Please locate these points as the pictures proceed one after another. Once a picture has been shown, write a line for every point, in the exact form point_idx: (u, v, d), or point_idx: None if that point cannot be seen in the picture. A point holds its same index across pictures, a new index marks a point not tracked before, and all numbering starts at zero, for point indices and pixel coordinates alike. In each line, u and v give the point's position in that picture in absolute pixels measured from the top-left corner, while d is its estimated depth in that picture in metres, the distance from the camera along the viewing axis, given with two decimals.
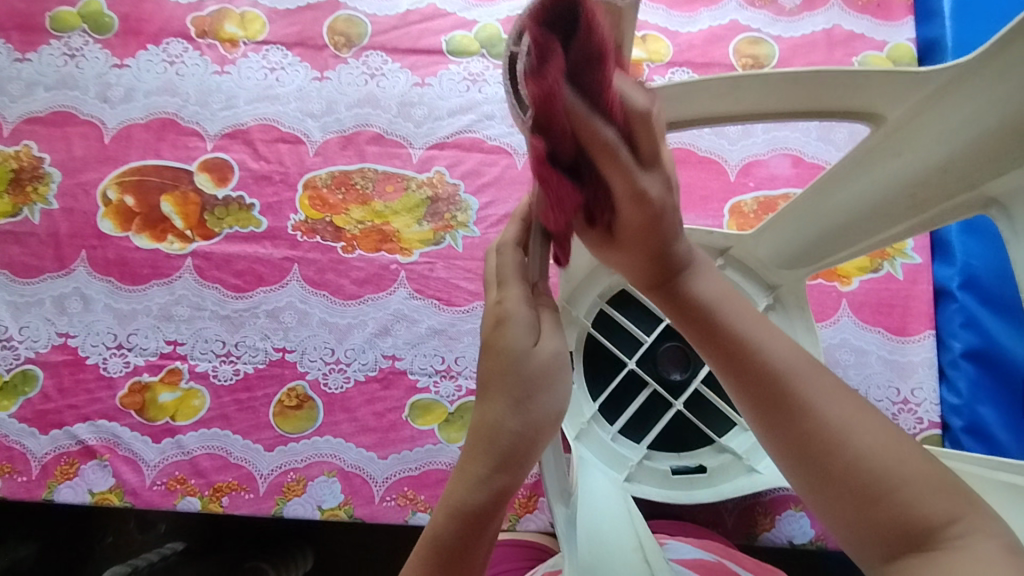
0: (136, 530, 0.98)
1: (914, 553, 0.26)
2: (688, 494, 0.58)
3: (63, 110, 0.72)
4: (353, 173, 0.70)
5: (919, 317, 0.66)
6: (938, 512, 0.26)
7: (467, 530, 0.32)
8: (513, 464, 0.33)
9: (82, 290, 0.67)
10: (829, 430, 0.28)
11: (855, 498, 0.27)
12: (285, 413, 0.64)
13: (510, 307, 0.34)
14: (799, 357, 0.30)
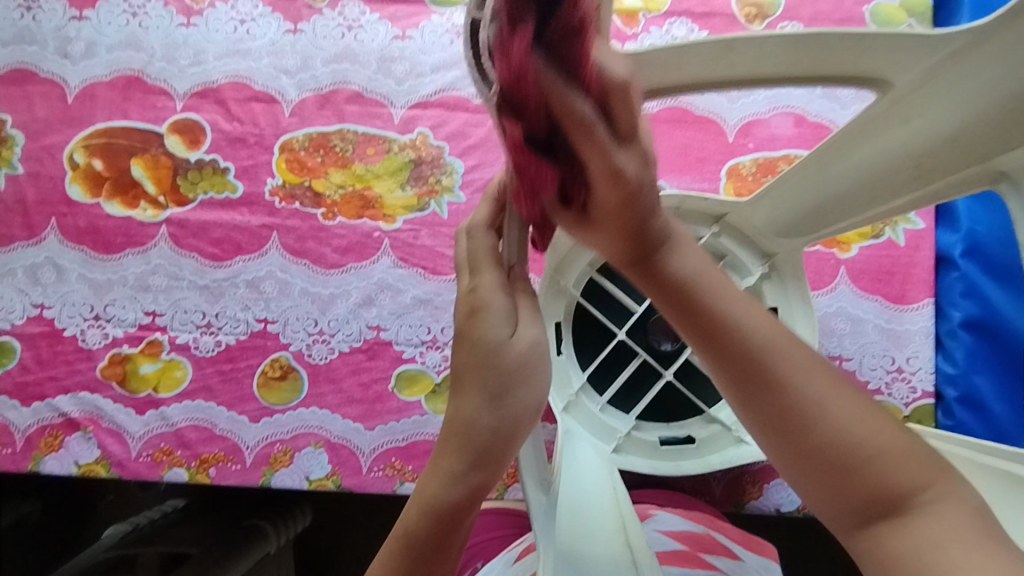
0: (136, 488, 0.99)
1: (885, 520, 0.28)
2: (677, 466, 0.57)
3: (22, 67, 0.67)
4: (331, 135, 0.67)
5: (919, 284, 0.64)
6: (907, 483, 0.28)
7: (441, 525, 0.31)
8: (491, 460, 0.32)
9: (54, 260, 0.65)
10: (821, 417, 0.29)
11: (832, 473, 0.29)
12: (269, 384, 0.63)
13: (485, 296, 0.33)
14: (781, 332, 0.30)
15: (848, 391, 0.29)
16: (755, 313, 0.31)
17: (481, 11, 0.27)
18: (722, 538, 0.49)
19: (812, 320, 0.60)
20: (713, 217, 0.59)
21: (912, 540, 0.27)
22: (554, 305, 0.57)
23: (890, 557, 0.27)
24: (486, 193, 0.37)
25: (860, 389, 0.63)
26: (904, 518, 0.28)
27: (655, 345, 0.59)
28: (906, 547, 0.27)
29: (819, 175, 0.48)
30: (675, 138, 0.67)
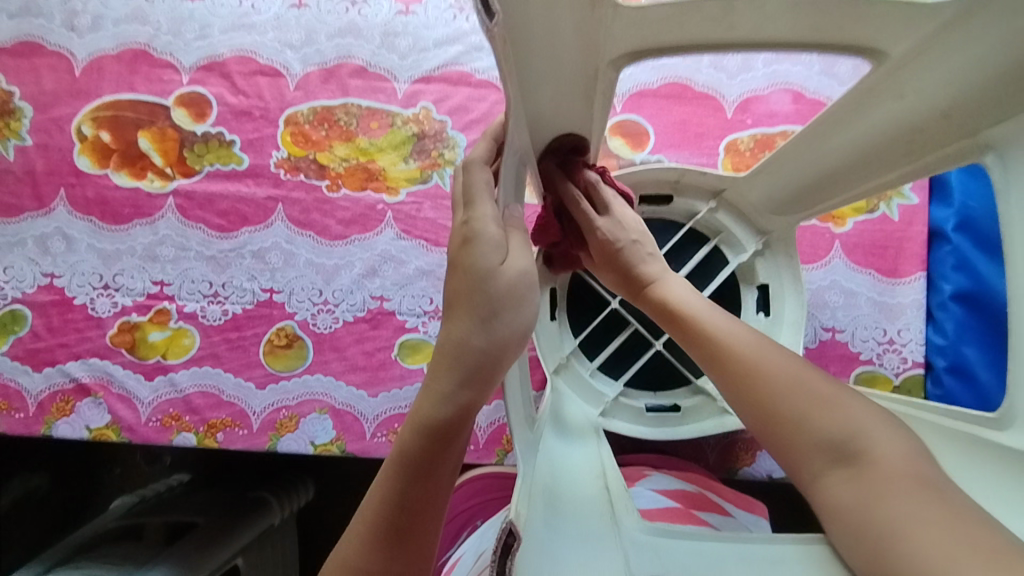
0: (142, 462, 1.01)
1: (837, 470, 0.37)
2: (662, 432, 0.58)
3: (30, 40, 0.68)
4: (335, 108, 0.68)
5: (911, 258, 0.65)
6: (848, 443, 0.37)
7: (432, 444, 0.33)
8: (480, 380, 0.33)
9: (64, 230, 0.66)
10: (771, 383, 0.40)
11: (782, 426, 0.39)
12: (274, 352, 0.65)
13: (476, 227, 0.34)
14: (735, 322, 0.44)
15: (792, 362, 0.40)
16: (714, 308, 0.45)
17: None
18: (714, 498, 0.51)
19: (800, 302, 0.60)
20: (710, 192, 0.60)
21: (856, 482, 0.36)
22: (551, 271, 0.59)
23: (840, 502, 0.36)
24: (486, 133, 0.39)
25: (852, 360, 0.65)
26: (852, 472, 0.36)
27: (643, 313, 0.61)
28: (851, 494, 0.36)
29: (815, 151, 0.49)
30: (673, 113, 0.68)
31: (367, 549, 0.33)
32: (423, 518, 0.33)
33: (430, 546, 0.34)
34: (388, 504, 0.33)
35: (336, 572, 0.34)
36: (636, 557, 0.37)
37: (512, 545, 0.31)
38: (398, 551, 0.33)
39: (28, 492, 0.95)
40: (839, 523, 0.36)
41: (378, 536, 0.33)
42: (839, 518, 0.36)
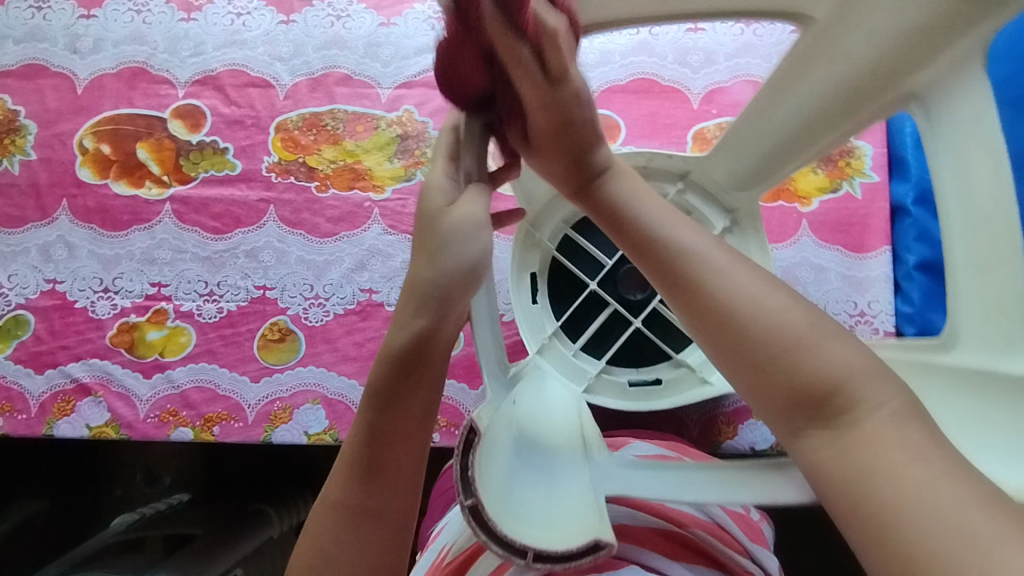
0: (143, 483, 0.98)
1: (817, 425, 0.29)
2: (643, 405, 0.61)
3: (35, 63, 0.73)
4: (323, 115, 0.72)
5: (876, 233, 0.68)
6: (834, 381, 0.29)
7: (400, 378, 0.36)
8: (429, 308, 0.36)
9: (66, 238, 0.69)
10: (747, 314, 0.31)
11: (755, 368, 0.30)
12: (268, 346, 0.67)
13: (432, 179, 0.40)
14: (713, 245, 0.34)
15: (768, 287, 0.32)
16: (679, 228, 0.35)
17: None
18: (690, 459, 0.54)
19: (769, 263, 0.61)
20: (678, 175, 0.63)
21: (839, 442, 0.28)
22: (529, 257, 0.63)
23: (822, 466, 0.29)
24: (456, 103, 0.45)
25: None
26: (833, 429, 0.29)
27: (619, 291, 0.63)
28: (837, 455, 0.28)
29: (768, 119, 0.52)
30: (642, 107, 0.72)
31: (343, 483, 0.37)
32: (390, 454, 0.37)
33: (403, 476, 0.37)
34: (360, 440, 0.37)
35: (324, 515, 0.38)
36: (606, 484, 0.38)
37: (472, 440, 0.37)
38: (368, 486, 0.37)
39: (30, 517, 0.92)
40: (827, 494, 0.29)
41: (352, 469, 0.37)
42: (822, 484, 0.29)
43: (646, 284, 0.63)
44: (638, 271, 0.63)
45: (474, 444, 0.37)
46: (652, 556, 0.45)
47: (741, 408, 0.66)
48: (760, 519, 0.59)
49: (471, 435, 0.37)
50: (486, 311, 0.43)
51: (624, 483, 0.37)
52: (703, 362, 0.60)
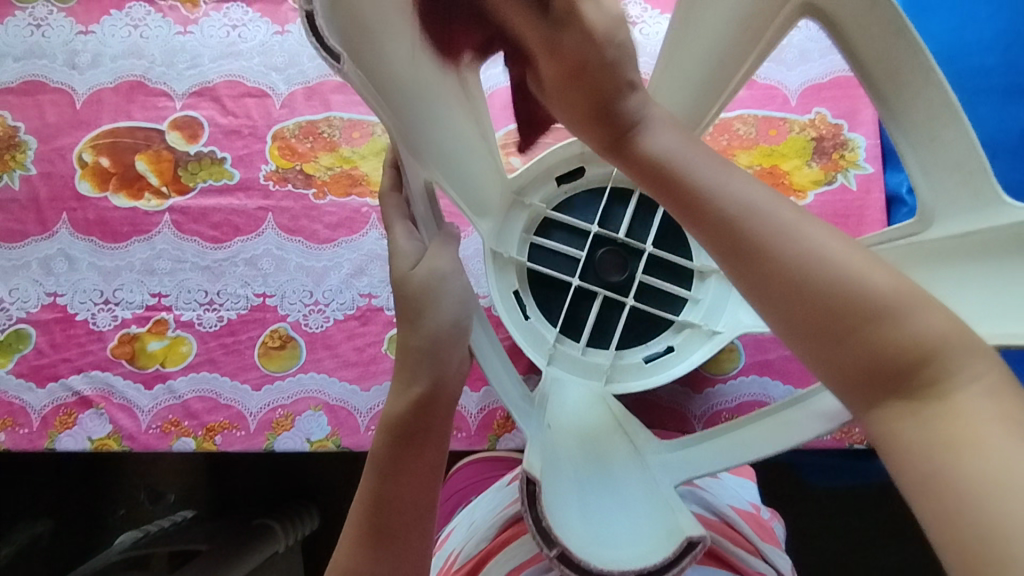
0: (147, 501, 0.96)
1: (899, 396, 0.27)
2: (666, 376, 0.60)
3: (34, 79, 0.73)
4: (319, 122, 0.72)
5: (874, 224, 0.68)
6: (921, 348, 0.27)
7: (401, 449, 0.39)
8: (420, 372, 0.39)
9: (66, 251, 0.70)
10: (826, 277, 0.28)
11: (833, 337, 0.27)
12: (269, 353, 0.67)
13: (396, 244, 0.42)
14: (772, 198, 0.30)
15: (849, 247, 0.28)
16: (733, 178, 0.30)
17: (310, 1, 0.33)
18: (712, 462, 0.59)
19: None
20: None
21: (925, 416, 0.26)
22: (504, 275, 0.61)
23: (901, 441, 0.27)
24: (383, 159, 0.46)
25: None
26: (915, 403, 0.27)
27: (605, 283, 0.62)
28: (918, 426, 0.26)
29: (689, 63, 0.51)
30: None
31: (357, 553, 0.38)
32: (400, 522, 0.38)
33: (412, 543, 0.39)
34: (367, 510, 0.39)
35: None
36: (665, 474, 0.42)
37: (535, 492, 0.36)
38: (380, 553, 0.38)
39: (33, 541, 0.93)
40: (897, 467, 0.27)
41: (364, 538, 0.38)
42: (899, 460, 0.27)
43: (622, 266, 0.62)
44: (613, 253, 0.62)
45: (537, 495, 0.36)
46: None
47: (746, 402, 0.66)
48: (772, 519, 0.59)
49: (534, 488, 0.36)
50: (479, 328, 0.43)
51: (679, 469, 0.42)
52: (704, 315, 0.60)
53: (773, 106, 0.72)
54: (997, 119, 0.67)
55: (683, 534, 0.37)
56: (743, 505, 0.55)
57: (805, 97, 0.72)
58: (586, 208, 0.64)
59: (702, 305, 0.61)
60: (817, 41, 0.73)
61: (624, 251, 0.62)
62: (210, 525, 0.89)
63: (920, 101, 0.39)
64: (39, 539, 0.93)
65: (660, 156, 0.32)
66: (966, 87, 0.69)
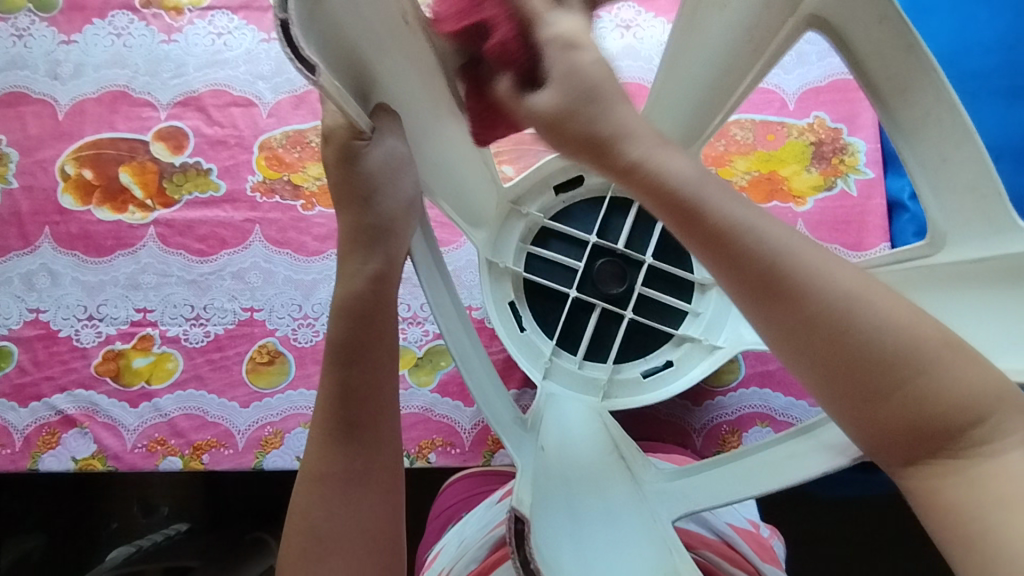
0: (139, 515, 0.94)
1: (938, 456, 0.26)
2: (664, 393, 0.58)
3: (16, 90, 0.72)
4: (308, 131, 0.71)
5: (874, 231, 0.66)
6: (971, 408, 0.26)
7: (357, 326, 0.40)
8: (376, 316, 0.40)
9: (49, 266, 0.68)
10: (870, 335, 0.26)
11: (879, 397, 0.26)
12: (257, 369, 0.66)
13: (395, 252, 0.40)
14: (796, 239, 0.28)
15: (888, 295, 0.27)
16: (768, 221, 0.28)
17: (286, 12, 0.27)
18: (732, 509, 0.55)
19: None
20: None
21: (963, 477, 0.26)
22: (500, 288, 0.60)
23: (943, 500, 0.26)
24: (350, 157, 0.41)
25: None
26: (957, 458, 0.26)
27: (603, 296, 0.60)
28: (964, 487, 0.26)
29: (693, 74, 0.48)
30: None
31: (324, 456, 0.41)
32: (367, 413, 0.40)
33: (377, 452, 0.41)
34: (334, 409, 0.40)
35: (302, 500, 0.41)
36: (664, 508, 0.41)
37: (523, 530, 0.33)
38: (353, 445, 0.41)
39: (24, 557, 0.89)
40: (940, 526, 0.27)
41: (331, 440, 0.41)
42: (957, 515, 0.26)
43: (622, 280, 0.60)
44: (612, 265, 0.60)
45: (526, 535, 0.33)
46: None
47: (746, 415, 0.64)
48: (773, 537, 0.57)
49: (520, 528, 0.34)
50: (468, 340, 0.42)
51: (681, 502, 0.41)
52: (705, 329, 0.59)
53: (770, 110, 0.70)
54: (997, 125, 0.66)
55: None
56: (743, 524, 0.54)
57: (803, 100, 0.70)
58: (583, 219, 0.62)
59: (703, 319, 0.59)
60: (815, 44, 0.72)
61: (626, 266, 0.60)
62: (203, 540, 0.86)
63: (930, 120, 0.37)
64: (31, 554, 0.90)
65: (692, 187, 0.29)
66: (968, 89, 0.67)
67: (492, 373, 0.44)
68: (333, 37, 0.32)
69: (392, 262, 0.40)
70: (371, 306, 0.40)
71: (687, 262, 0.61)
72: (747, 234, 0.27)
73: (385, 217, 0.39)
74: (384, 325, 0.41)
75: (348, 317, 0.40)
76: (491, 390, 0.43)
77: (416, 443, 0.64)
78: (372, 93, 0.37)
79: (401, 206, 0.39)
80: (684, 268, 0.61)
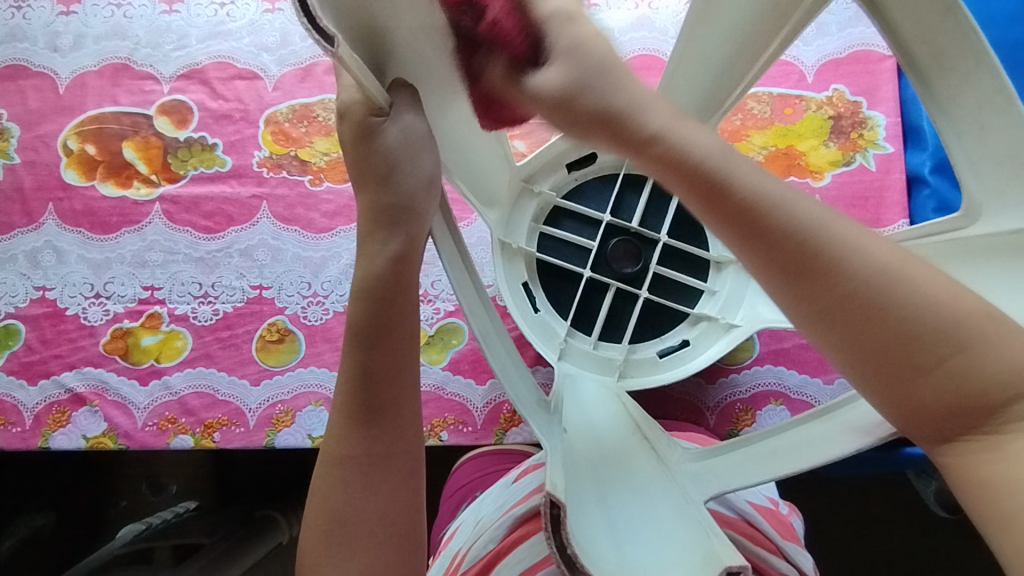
0: (148, 493, 0.95)
1: (976, 433, 0.25)
2: (680, 372, 0.58)
3: (16, 63, 0.70)
4: (314, 105, 0.69)
5: (893, 206, 0.65)
6: (1012, 384, 0.24)
7: (376, 308, 0.39)
8: (399, 298, 0.39)
9: (53, 243, 0.67)
10: (912, 301, 0.25)
11: (914, 365, 0.25)
12: (267, 348, 0.65)
13: (417, 231, 0.39)
14: (841, 216, 0.27)
15: (922, 267, 0.26)
16: (799, 195, 0.27)
17: None
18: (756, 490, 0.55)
19: None
20: None
21: (1002, 454, 0.25)
22: (514, 269, 0.59)
23: (984, 479, 0.25)
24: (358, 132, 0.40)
25: None
26: (995, 434, 0.25)
27: (616, 275, 0.59)
28: (1010, 466, 0.25)
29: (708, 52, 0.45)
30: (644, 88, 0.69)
31: (345, 438, 0.40)
32: (387, 396, 0.40)
33: (397, 435, 0.41)
34: (356, 391, 0.40)
35: (321, 482, 0.41)
36: (695, 488, 0.41)
37: (558, 516, 0.33)
38: (375, 428, 0.40)
39: (33, 533, 0.89)
40: (972, 502, 0.26)
41: (351, 422, 0.40)
42: (990, 495, 0.25)
43: (637, 261, 0.59)
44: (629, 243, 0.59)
45: (561, 520, 0.33)
46: None
47: (760, 393, 0.63)
48: (792, 514, 0.57)
49: (557, 511, 0.33)
50: (488, 318, 0.41)
51: (707, 479, 0.41)
52: (722, 307, 0.58)
53: (788, 83, 0.68)
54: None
55: (722, 565, 0.34)
56: (763, 501, 0.54)
57: (822, 73, 0.68)
58: (598, 197, 0.61)
59: (720, 297, 0.58)
60: (835, 13, 0.69)
61: (643, 246, 0.60)
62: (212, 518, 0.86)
63: (969, 85, 0.36)
64: (40, 531, 0.89)
65: (707, 160, 0.28)
66: (1003, 57, 0.64)
67: (512, 350, 0.43)
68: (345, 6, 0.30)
69: (413, 241, 0.39)
70: (391, 286, 0.39)
71: (703, 240, 0.60)
72: (770, 209, 0.27)
73: (405, 196, 0.38)
74: (404, 306, 0.39)
75: (369, 297, 0.39)
76: (512, 372, 0.42)
77: (428, 421, 0.64)
78: (386, 68, 0.36)
79: (420, 183, 0.38)
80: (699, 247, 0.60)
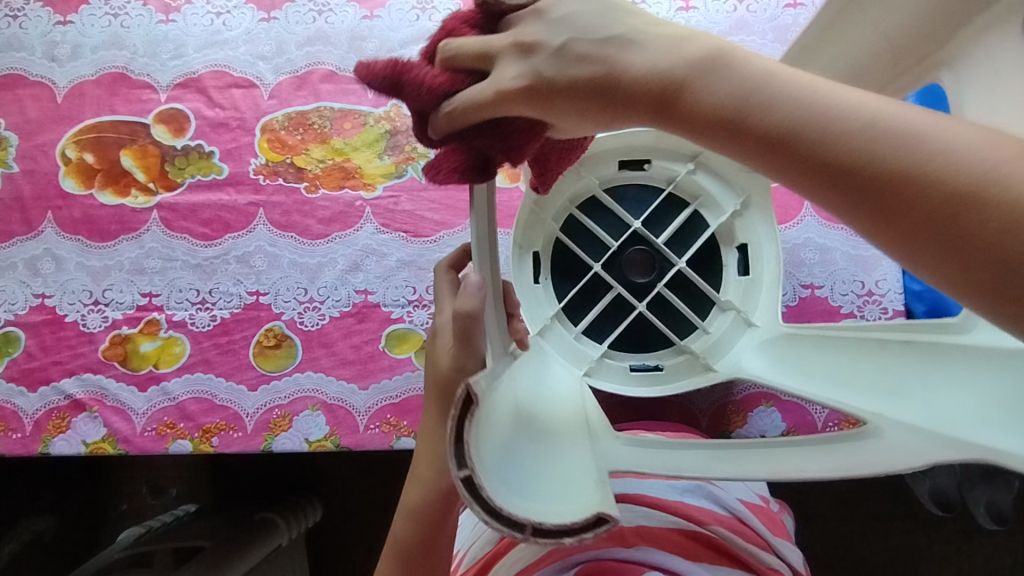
0: (148, 496, 0.94)
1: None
2: (774, 262, 0.57)
3: (13, 73, 0.71)
4: (309, 113, 0.70)
5: None
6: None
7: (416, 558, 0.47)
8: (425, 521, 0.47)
9: (53, 251, 0.68)
10: (936, 164, 0.25)
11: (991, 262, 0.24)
12: (264, 353, 0.66)
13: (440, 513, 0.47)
14: (889, 109, 0.27)
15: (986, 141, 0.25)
16: (834, 99, 0.27)
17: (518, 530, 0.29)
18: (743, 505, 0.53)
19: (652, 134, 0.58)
20: (533, 211, 0.58)
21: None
22: (609, 376, 0.58)
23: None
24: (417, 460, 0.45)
25: (834, 315, 0.65)
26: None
27: (648, 287, 0.61)
28: None
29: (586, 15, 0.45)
30: None
31: None
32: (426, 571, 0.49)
33: None
34: None
35: None
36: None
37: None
38: None
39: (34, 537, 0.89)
40: None
41: None
42: None
43: (652, 262, 0.61)
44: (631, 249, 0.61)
45: None
46: (669, 556, 0.45)
47: (751, 396, 0.64)
48: (784, 511, 0.59)
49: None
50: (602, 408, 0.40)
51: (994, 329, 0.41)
52: (722, 202, 0.59)
53: None
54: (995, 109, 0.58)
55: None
56: (753, 498, 0.55)
57: None
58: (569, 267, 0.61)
59: (710, 202, 0.60)
60: None
61: (642, 248, 0.61)
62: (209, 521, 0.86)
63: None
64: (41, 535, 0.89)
65: (729, 101, 0.28)
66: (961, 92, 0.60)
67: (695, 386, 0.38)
68: (505, 458, 0.33)
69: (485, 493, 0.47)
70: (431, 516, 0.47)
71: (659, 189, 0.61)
72: (810, 119, 0.27)
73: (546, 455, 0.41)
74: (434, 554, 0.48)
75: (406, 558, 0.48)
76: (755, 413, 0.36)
77: None
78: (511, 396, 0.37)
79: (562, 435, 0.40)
80: (654, 202, 0.61)
